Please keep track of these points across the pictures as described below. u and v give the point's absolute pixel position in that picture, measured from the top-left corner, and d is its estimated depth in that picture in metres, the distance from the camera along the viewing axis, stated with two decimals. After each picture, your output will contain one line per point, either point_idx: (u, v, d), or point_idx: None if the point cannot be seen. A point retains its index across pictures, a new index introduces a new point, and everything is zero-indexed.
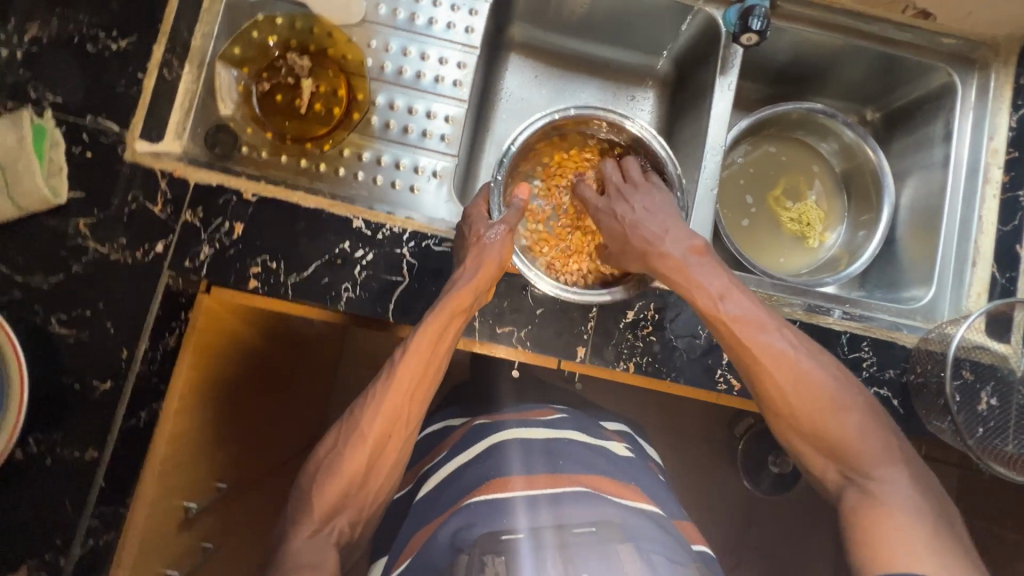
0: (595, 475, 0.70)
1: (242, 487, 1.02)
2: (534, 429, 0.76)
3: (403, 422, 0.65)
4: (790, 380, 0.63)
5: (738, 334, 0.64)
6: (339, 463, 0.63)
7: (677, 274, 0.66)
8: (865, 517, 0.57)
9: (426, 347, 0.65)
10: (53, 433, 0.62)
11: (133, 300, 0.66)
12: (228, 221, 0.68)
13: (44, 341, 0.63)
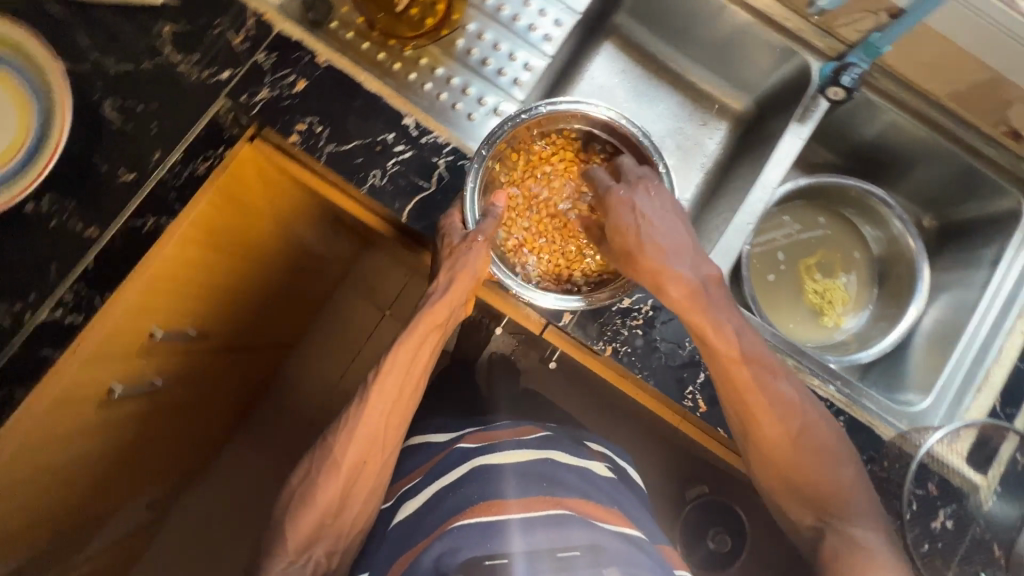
0: (587, 502, 0.73)
1: (204, 368, 1.07)
2: (526, 451, 0.81)
3: (379, 441, 0.73)
4: (786, 430, 0.66)
5: (746, 376, 0.66)
6: (318, 496, 0.70)
7: (689, 303, 0.65)
8: (846, 560, 0.61)
9: (403, 369, 0.73)
10: (66, 200, 0.66)
11: (181, 113, 0.69)
12: (294, 74, 0.70)
13: (93, 120, 0.67)
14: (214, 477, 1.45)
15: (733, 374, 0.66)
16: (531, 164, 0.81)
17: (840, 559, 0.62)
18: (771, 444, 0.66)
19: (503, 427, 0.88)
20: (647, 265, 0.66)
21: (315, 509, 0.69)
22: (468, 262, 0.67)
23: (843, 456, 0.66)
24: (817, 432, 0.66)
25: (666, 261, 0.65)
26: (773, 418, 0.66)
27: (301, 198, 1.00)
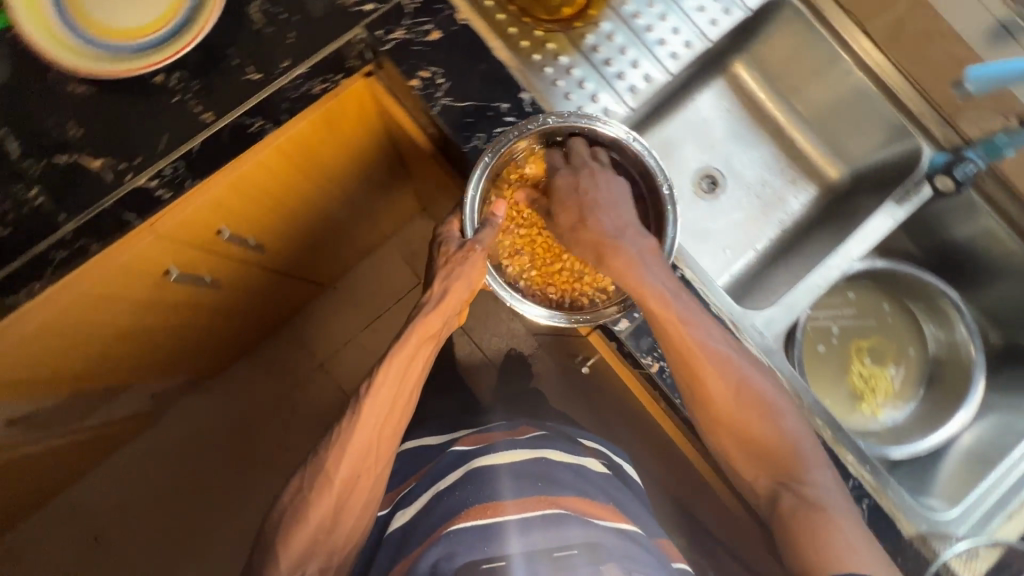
0: (584, 500, 0.75)
1: (247, 283, 1.11)
2: (517, 452, 0.82)
3: (372, 457, 0.75)
4: (730, 389, 0.68)
5: (687, 340, 0.67)
6: (311, 515, 0.72)
7: (627, 265, 0.68)
8: (802, 517, 0.64)
9: (396, 384, 0.75)
10: (194, 82, 0.69)
11: (317, 30, 0.70)
12: (431, 24, 0.72)
13: (236, 17, 0.70)
14: (227, 384, 1.53)
15: (674, 335, 0.67)
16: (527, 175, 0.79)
17: (796, 515, 0.64)
18: (720, 411, 0.68)
19: (496, 432, 0.89)
20: (591, 236, 0.71)
21: (309, 528, 0.72)
22: (460, 272, 0.73)
23: (783, 411, 0.69)
24: (755, 385, 0.68)
25: (609, 236, 0.70)
26: (715, 374, 0.68)
27: (387, 148, 1.03)
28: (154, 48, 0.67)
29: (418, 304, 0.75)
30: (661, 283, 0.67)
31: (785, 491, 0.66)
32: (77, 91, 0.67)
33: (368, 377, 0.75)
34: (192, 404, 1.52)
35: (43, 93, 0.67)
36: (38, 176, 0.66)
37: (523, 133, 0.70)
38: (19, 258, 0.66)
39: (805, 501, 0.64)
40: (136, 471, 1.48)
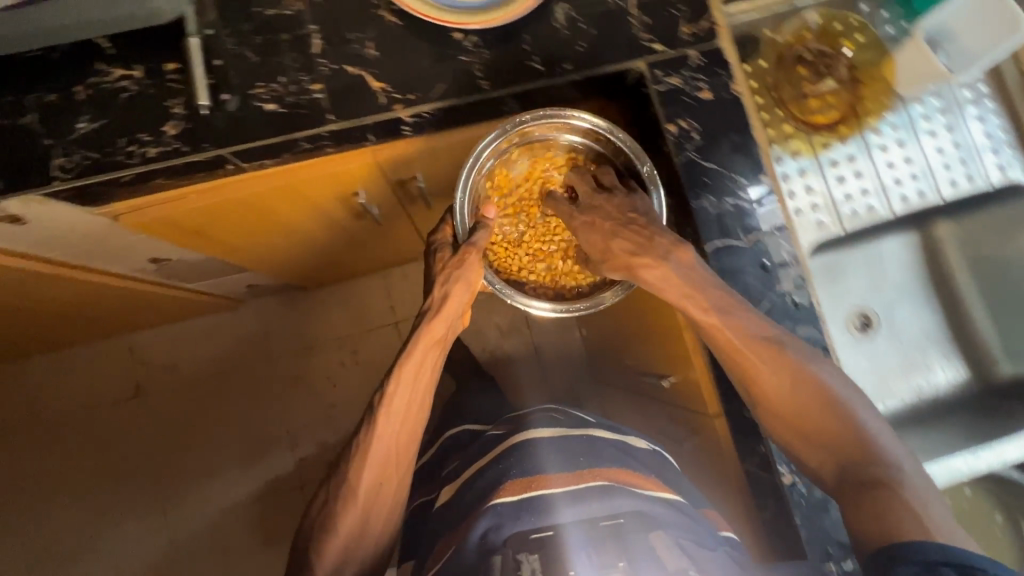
0: (625, 471, 0.72)
1: (391, 228, 1.19)
2: (560, 428, 0.78)
3: (391, 463, 0.76)
4: (786, 387, 0.66)
5: (731, 339, 0.67)
6: (340, 527, 0.73)
7: (653, 270, 0.69)
8: (869, 489, 0.60)
9: (409, 390, 0.76)
10: (483, 52, 0.74)
11: (606, 51, 0.74)
12: (706, 84, 0.74)
13: (543, 13, 0.74)
14: (315, 297, 1.66)
15: (719, 334, 0.67)
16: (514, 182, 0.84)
17: (864, 493, 0.61)
18: (774, 399, 0.67)
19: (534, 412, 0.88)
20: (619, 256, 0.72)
21: (339, 540, 0.73)
22: (461, 283, 0.76)
23: (836, 395, 0.65)
24: (799, 369, 0.66)
25: (643, 253, 0.70)
26: (768, 373, 0.67)
27: None
28: (475, 10, 0.72)
29: (420, 314, 0.78)
30: (679, 275, 0.67)
31: (853, 482, 0.62)
32: (387, 20, 0.73)
33: (382, 389, 0.76)
34: (279, 303, 1.66)
35: (357, 10, 0.73)
36: (326, 77, 0.72)
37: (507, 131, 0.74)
38: (277, 136, 0.71)
39: (867, 482, 0.61)
40: (214, 340, 1.65)
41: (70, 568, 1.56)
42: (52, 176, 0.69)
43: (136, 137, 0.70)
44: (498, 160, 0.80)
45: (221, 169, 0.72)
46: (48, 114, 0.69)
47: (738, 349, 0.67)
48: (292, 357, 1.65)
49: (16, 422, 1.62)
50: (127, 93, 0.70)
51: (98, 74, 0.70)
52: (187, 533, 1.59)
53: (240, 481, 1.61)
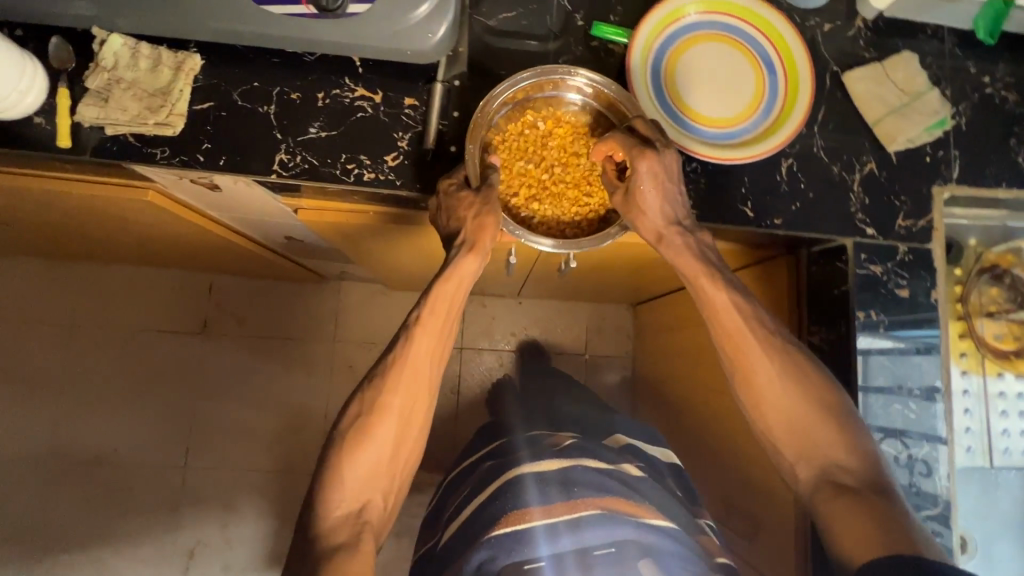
0: (607, 497, 0.71)
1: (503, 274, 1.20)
2: (545, 463, 0.76)
3: (422, 385, 0.73)
4: (778, 387, 0.69)
5: (737, 324, 0.71)
6: (373, 445, 0.70)
7: (675, 243, 0.70)
8: (855, 495, 0.63)
9: (440, 313, 0.73)
10: (701, 181, 0.74)
11: (819, 218, 0.74)
12: (904, 282, 0.74)
13: (770, 161, 0.74)
14: (394, 296, 1.70)
15: (718, 311, 0.72)
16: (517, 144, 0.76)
17: (843, 497, 0.63)
18: (763, 401, 0.70)
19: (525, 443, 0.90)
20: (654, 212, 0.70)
21: (371, 458, 0.70)
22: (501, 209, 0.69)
23: (821, 396, 0.69)
24: (787, 367, 0.70)
25: (681, 223, 0.71)
26: (762, 363, 0.70)
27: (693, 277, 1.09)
28: (703, 139, 0.73)
29: (452, 245, 0.71)
30: (693, 247, 0.71)
31: (829, 480, 0.65)
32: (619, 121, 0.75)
33: (413, 311, 0.73)
34: (358, 291, 1.69)
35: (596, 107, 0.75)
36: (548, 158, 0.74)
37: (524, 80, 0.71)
38: None
39: (853, 489, 0.63)
40: (287, 304, 1.68)
41: (82, 470, 1.59)
42: (271, 169, 0.71)
43: (357, 156, 0.72)
44: (500, 115, 0.74)
45: (414, 203, 0.76)
46: (287, 110, 0.72)
47: (740, 338, 0.71)
48: (353, 345, 1.69)
49: (79, 320, 1.64)
50: (362, 114, 0.73)
51: (343, 88, 0.73)
52: (204, 479, 1.62)
53: (267, 445, 1.64)
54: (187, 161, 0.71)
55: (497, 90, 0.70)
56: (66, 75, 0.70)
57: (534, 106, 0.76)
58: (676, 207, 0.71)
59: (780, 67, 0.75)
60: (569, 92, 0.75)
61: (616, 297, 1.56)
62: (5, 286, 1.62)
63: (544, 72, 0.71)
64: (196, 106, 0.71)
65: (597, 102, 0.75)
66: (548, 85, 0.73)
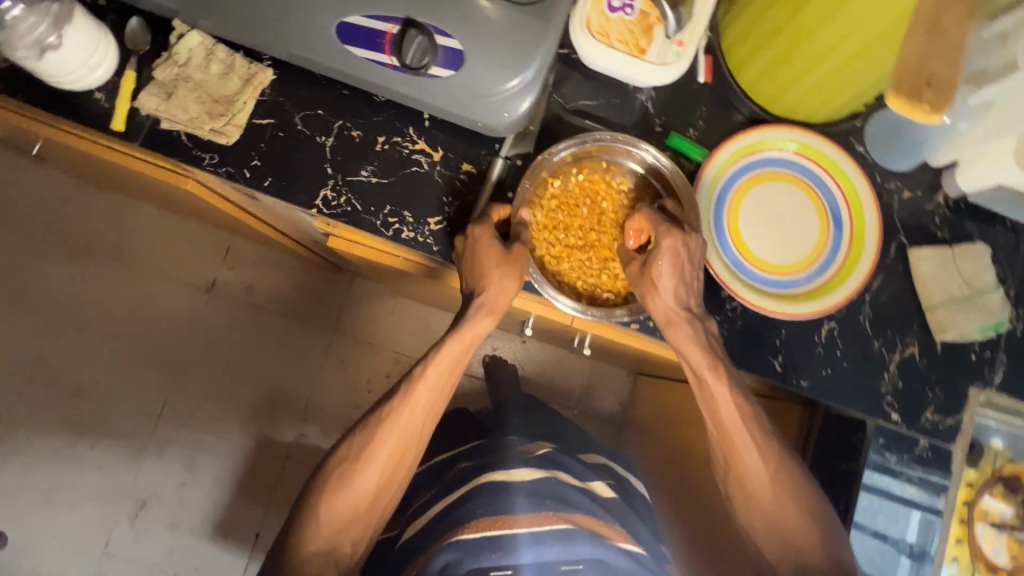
0: (590, 517, 0.82)
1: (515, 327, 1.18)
2: (531, 473, 0.85)
3: (416, 433, 0.71)
4: (767, 487, 0.68)
5: (731, 420, 0.68)
6: (361, 480, 0.69)
7: (682, 325, 0.67)
8: None
9: (445, 370, 0.71)
10: (738, 321, 0.71)
11: (848, 390, 0.71)
12: (915, 478, 0.72)
13: (813, 320, 0.71)
14: (403, 303, 1.69)
15: (717, 403, 0.68)
16: (566, 198, 0.72)
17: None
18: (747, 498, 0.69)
19: (508, 442, 0.94)
20: (667, 284, 0.66)
21: (359, 492, 0.68)
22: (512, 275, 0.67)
23: (805, 503, 0.68)
24: (777, 468, 0.68)
25: (695, 312, 0.68)
26: (756, 463, 0.68)
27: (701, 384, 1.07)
28: (745, 279, 0.71)
29: (470, 304, 0.68)
30: (701, 340, 0.67)
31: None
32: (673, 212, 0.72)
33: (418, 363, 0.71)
34: (370, 289, 1.68)
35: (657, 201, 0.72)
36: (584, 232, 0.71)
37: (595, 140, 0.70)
38: None
39: None
40: (297, 283, 1.68)
41: (61, 393, 1.60)
42: (313, 203, 0.70)
43: (401, 211, 0.71)
44: (559, 167, 0.72)
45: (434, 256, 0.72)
46: (344, 146, 0.71)
47: (733, 434, 0.69)
48: (352, 340, 1.68)
49: (95, 247, 1.65)
50: (417, 168, 0.71)
51: (405, 137, 0.72)
52: (174, 432, 1.62)
53: (243, 416, 1.64)
54: (233, 173, 0.69)
55: (566, 141, 0.70)
56: (138, 57, 0.69)
57: (593, 168, 0.73)
58: (689, 292, 0.68)
59: (848, 225, 0.72)
60: (631, 166, 0.73)
61: (621, 364, 1.54)
62: (35, 197, 1.64)
63: (616, 137, 0.71)
64: (255, 120, 0.70)
65: (653, 183, 0.73)
66: (613, 152, 0.72)
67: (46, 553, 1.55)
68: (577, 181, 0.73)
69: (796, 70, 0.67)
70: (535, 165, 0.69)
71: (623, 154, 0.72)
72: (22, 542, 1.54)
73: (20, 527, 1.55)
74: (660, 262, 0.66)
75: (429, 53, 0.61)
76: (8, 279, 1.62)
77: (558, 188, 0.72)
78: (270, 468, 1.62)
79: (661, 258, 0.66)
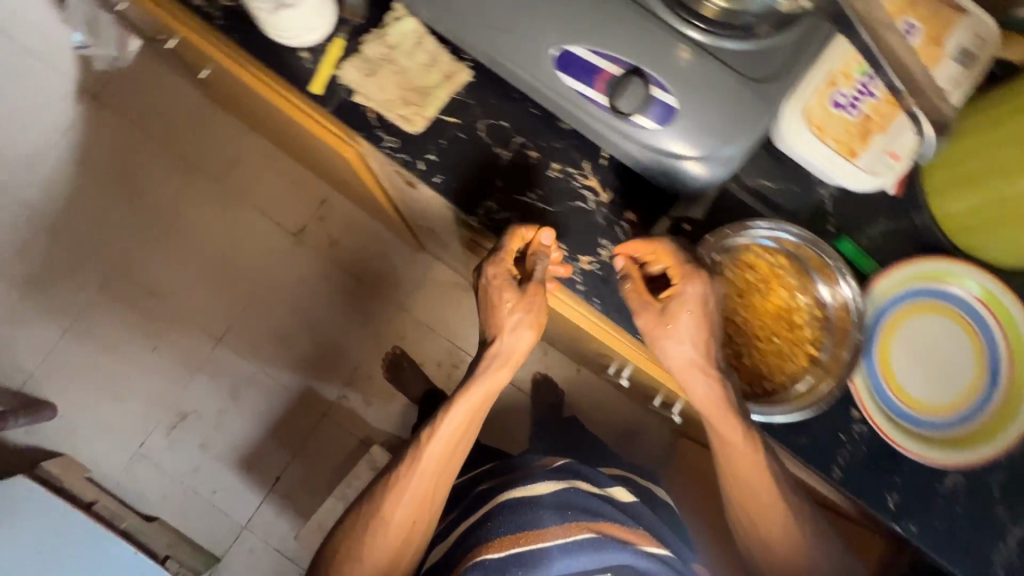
0: (615, 524, 0.82)
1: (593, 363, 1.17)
2: (552, 485, 0.86)
3: (430, 491, 0.77)
4: (789, 539, 0.69)
5: (754, 474, 0.67)
6: (382, 541, 0.76)
7: (693, 379, 0.66)
8: None
9: (456, 430, 0.76)
10: (861, 446, 0.68)
11: (957, 549, 0.68)
12: None
13: (942, 469, 0.68)
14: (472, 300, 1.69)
15: (742, 467, 0.67)
16: (735, 277, 0.69)
17: None
18: (767, 552, 0.70)
19: (531, 463, 0.96)
20: (684, 335, 0.65)
21: (383, 549, 0.76)
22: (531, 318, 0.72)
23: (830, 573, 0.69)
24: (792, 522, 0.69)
25: (712, 364, 0.65)
26: (779, 518, 0.69)
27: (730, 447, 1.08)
28: (882, 406, 0.68)
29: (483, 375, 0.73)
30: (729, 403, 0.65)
31: None
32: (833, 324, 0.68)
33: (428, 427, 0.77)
34: (445, 276, 1.70)
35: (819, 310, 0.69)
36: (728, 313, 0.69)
37: (790, 235, 0.67)
38: None
39: None
40: (379, 252, 1.70)
41: (139, 293, 1.67)
42: (475, 212, 0.71)
43: (555, 244, 0.71)
44: (741, 246, 0.69)
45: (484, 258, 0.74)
46: (517, 164, 0.71)
47: (757, 487, 0.68)
48: (413, 320, 1.69)
49: (205, 165, 1.71)
50: (582, 204, 0.71)
51: (579, 170, 0.71)
52: (229, 359, 1.67)
53: (295, 362, 1.67)
54: (408, 161, 0.70)
55: (760, 224, 0.67)
56: (349, 26, 0.71)
57: (774, 257, 0.69)
58: (707, 343, 0.65)
59: (1010, 377, 0.67)
60: (812, 270, 0.69)
61: (670, 426, 1.50)
62: (166, 104, 1.71)
63: (813, 239, 0.66)
64: (442, 115, 0.71)
65: (825, 295, 0.68)
66: (800, 250, 0.68)
67: (86, 436, 1.62)
68: (753, 265, 0.69)
69: (988, 220, 0.63)
70: (719, 238, 0.67)
71: (810, 256, 0.68)
72: (68, 419, 1.62)
73: (69, 405, 1.63)
74: (674, 321, 0.65)
75: (642, 104, 0.61)
76: (123, 173, 1.70)
77: (732, 266, 0.69)
78: (305, 418, 1.65)
79: (674, 316, 0.64)
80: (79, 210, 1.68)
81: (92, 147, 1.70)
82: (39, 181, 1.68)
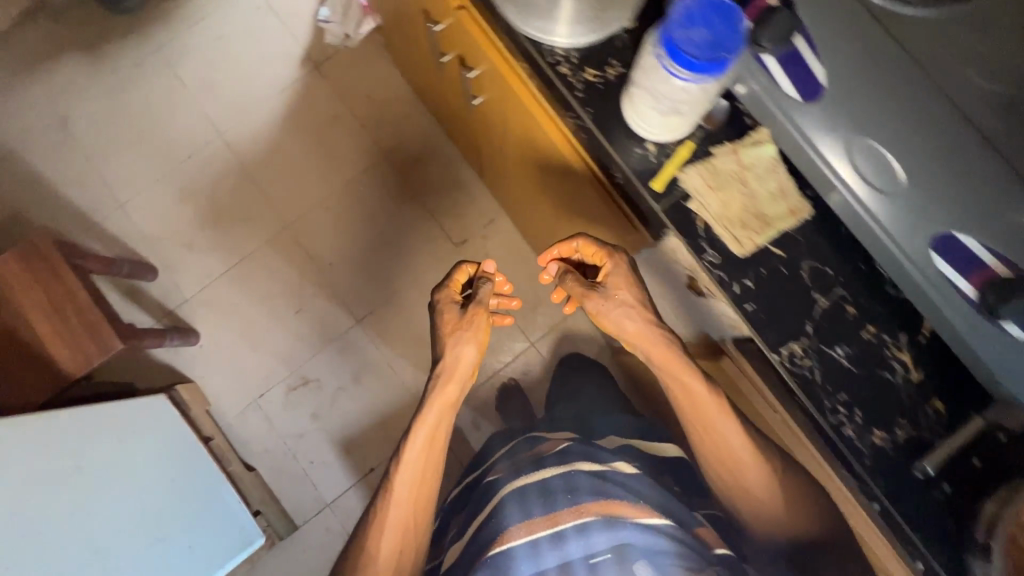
0: (600, 502, 0.88)
1: None
2: (531, 477, 0.96)
3: (423, 482, 1.02)
4: (759, 473, 0.90)
5: (714, 438, 0.90)
6: (389, 531, 0.99)
7: (638, 338, 0.90)
8: None
9: (429, 429, 1.02)
10: None
11: None
12: None
13: None
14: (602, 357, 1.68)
15: (698, 398, 0.90)
16: None
17: None
18: (742, 490, 0.91)
19: (524, 442, 1.14)
20: (624, 300, 0.90)
21: (392, 534, 0.99)
22: (468, 343, 1.01)
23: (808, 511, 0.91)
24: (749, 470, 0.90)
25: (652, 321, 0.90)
26: (743, 451, 0.90)
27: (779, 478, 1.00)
28: None
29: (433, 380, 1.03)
30: (661, 342, 0.89)
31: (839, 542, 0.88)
32: None
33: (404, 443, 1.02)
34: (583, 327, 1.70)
35: None
36: None
37: None
38: (933, 529, 0.70)
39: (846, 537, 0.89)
40: (529, 284, 1.72)
41: (300, 254, 1.75)
42: (781, 349, 0.72)
43: (852, 409, 0.72)
44: None
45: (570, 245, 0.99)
46: (834, 314, 0.73)
47: (719, 437, 0.90)
48: (540, 358, 1.69)
49: (395, 155, 1.78)
50: (889, 376, 0.72)
51: (894, 340, 0.73)
52: (361, 341, 1.72)
53: (419, 364, 1.70)
54: (726, 279, 0.74)
55: None
56: (704, 131, 0.77)
57: None
58: (637, 298, 0.91)
59: None
60: None
61: None
62: (378, 88, 1.80)
63: None
64: (770, 245, 0.75)
65: None
66: None
67: (216, 369, 1.70)
68: None
69: None
70: None
71: None
72: (206, 350, 1.71)
73: (210, 337, 1.72)
74: (612, 292, 0.90)
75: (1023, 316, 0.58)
76: (321, 140, 1.79)
77: None
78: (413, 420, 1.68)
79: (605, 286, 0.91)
80: (273, 163, 1.79)
81: (302, 108, 1.80)
82: (247, 128, 1.80)
